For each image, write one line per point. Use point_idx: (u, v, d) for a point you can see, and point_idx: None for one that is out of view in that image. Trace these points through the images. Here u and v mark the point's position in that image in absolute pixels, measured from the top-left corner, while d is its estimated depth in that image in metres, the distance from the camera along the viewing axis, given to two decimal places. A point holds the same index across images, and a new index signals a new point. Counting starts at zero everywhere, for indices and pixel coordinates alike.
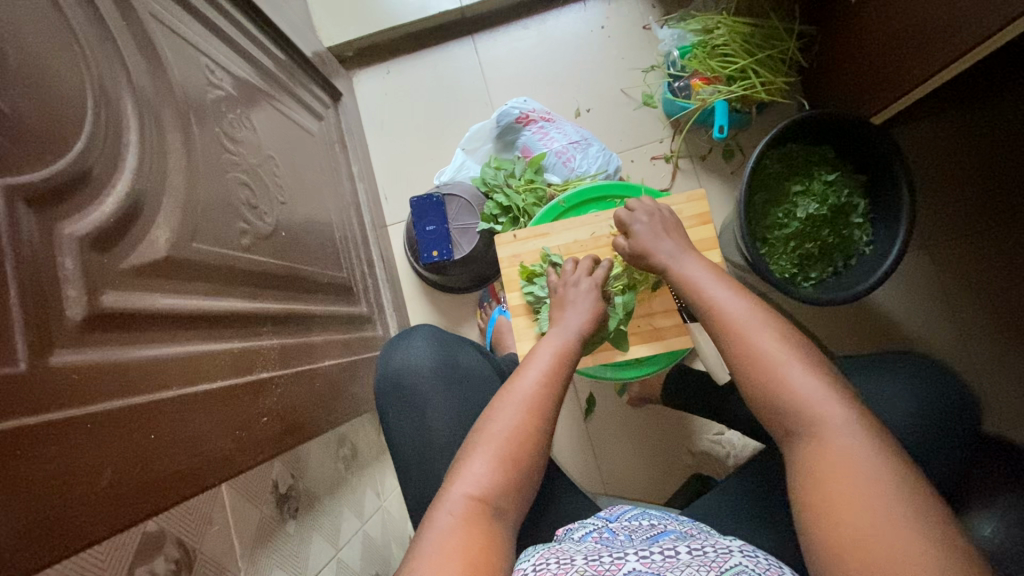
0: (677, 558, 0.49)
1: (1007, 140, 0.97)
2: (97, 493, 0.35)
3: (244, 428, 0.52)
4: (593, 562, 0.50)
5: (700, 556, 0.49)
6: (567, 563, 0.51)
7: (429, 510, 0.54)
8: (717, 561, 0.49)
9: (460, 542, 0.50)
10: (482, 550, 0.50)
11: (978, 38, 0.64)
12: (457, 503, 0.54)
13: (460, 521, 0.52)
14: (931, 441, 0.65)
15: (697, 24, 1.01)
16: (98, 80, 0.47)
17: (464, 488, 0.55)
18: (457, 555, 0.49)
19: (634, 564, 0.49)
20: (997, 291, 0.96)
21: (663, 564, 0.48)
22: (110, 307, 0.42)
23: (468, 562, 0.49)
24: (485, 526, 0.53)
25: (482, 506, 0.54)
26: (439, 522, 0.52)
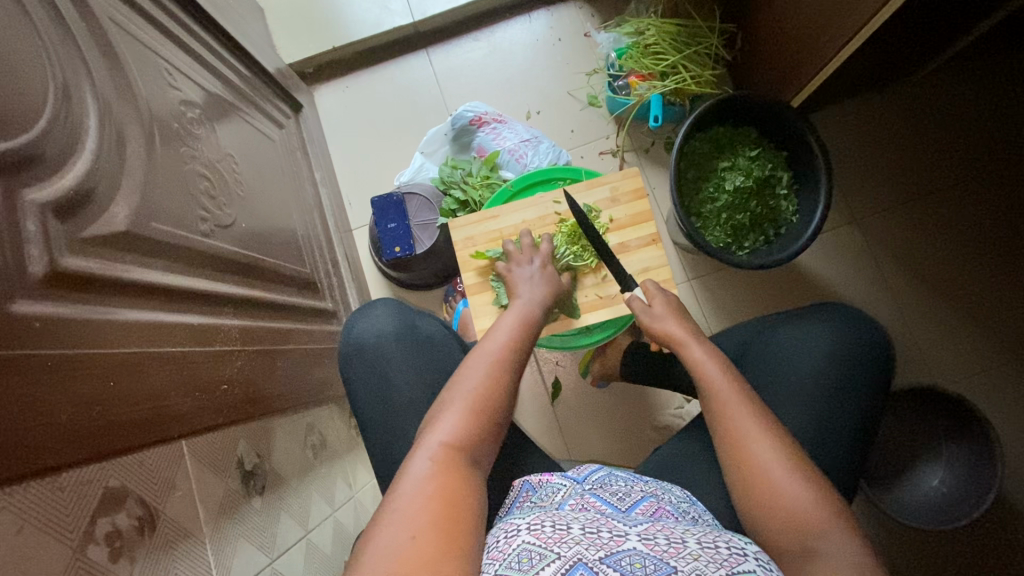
0: (683, 546, 0.50)
1: (913, 120, 1.07)
2: (55, 425, 0.39)
3: (202, 391, 0.55)
4: (591, 534, 0.52)
5: (711, 551, 0.50)
6: (563, 529, 0.53)
7: (407, 459, 0.57)
8: (728, 559, 0.49)
9: (439, 485, 0.53)
10: (462, 494, 0.53)
11: (864, 18, 0.73)
12: (433, 451, 0.56)
13: (439, 468, 0.55)
14: (847, 379, 0.73)
15: (630, 27, 1.11)
16: (61, 72, 0.52)
17: (439, 437, 0.58)
18: (439, 497, 0.52)
19: (635, 543, 0.51)
20: (919, 255, 1.05)
21: (668, 550, 0.50)
22: (71, 267, 0.45)
23: (446, 500, 0.52)
24: (459, 471, 0.55)
25: (456, 452, 0.57)
26: (419, 470, 0.55)
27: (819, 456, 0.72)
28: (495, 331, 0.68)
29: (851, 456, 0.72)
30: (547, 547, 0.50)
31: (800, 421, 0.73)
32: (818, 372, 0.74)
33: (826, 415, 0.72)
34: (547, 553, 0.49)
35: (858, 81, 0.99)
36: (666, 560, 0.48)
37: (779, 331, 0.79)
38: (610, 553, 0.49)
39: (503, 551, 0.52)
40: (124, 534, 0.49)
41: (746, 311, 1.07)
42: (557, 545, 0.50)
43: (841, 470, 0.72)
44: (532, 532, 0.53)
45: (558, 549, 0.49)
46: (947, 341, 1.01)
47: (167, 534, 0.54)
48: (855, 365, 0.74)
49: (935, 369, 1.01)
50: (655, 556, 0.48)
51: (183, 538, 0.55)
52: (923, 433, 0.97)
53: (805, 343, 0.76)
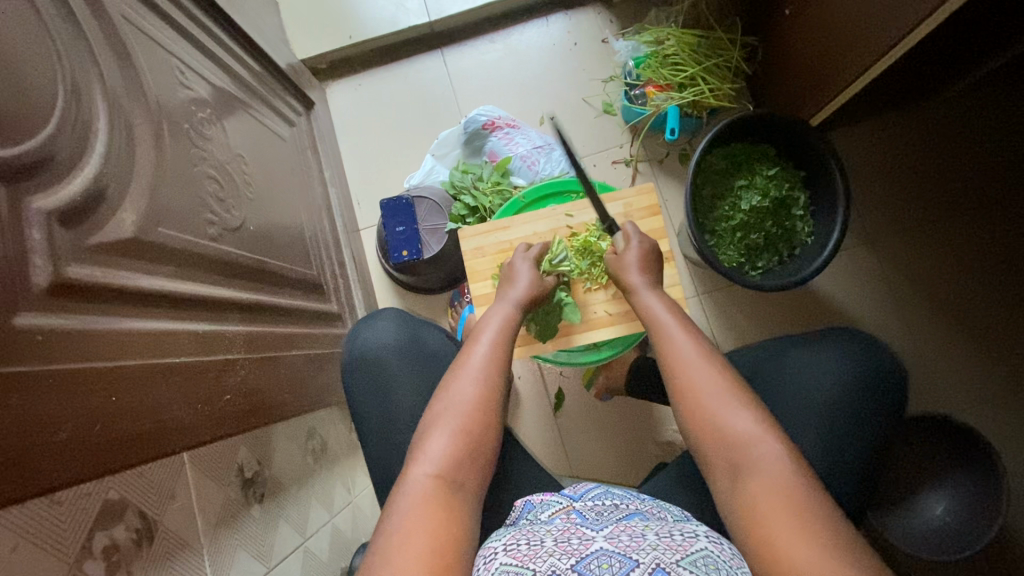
0: (643, 539, 0.50)
1: (934, 142, 1.05)
2: (56, 443, 0.38)
3: (204, 402, 0.54)
4: (562, 543, 0.51)
5: (667, 539, 0.50)
6: (537, 544, 0.51)
7: (391, 495, 0.56)
8: (682, 544, 0.50)
9: (425, 519, 0.52)
10: (447, 522, 0.52)
11: (891, 42, 0.71)
12: (418, 484, 0.55)
13: (425, 498, 0.54)
14: (859, 409, 0.72)
15: (650, 36, 1.09)
16: (71, 73, 0.50)
17: (424, 468, 0.57)
18: (426, 528, 0.51)
19: (600, 543, 0.50)
20: (936, 281, 1.03)
21: (630, 545, 0.49)
22: (73, 277, 0.44)
23: (433, 532, 0.51)
24: (447, 500, 0.55)
25: (443, 482, 0.56)
26: (403, 502, 0.54)
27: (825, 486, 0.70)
28: (479, 345, 0.67)
29: (856, 487, 0.71)
30: (523, 564, 0.49)
31: (808, 449, 0.72)
32: (830, 401, 0.73)
33: (835, 445, 0.71)
34: (524, 570, 0.48)
35: (881, 100, 0.97)
36: (629, 555, 0.47)
37: (793, 354, 0.77)
38: (580, 559, 0.48)
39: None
40: (121, 547, 0.49)
41: (756, 329, 1.06)
42: (532, 561, 0.49)
43: (846, 500, 0.71)
44: (508, 553, 0.51)
45: (533, 565, 0.48)
46: (959, 368, 1.00)
47: (165, 546, 0.53)
48: (868, 396, 0.73)
49: (945, 396, 0.99)
50: (619, 553, 0.48)
51: (181, 549, 0.55)
52: (929, 459, 0.96)
53: (819, 370, 0.74)
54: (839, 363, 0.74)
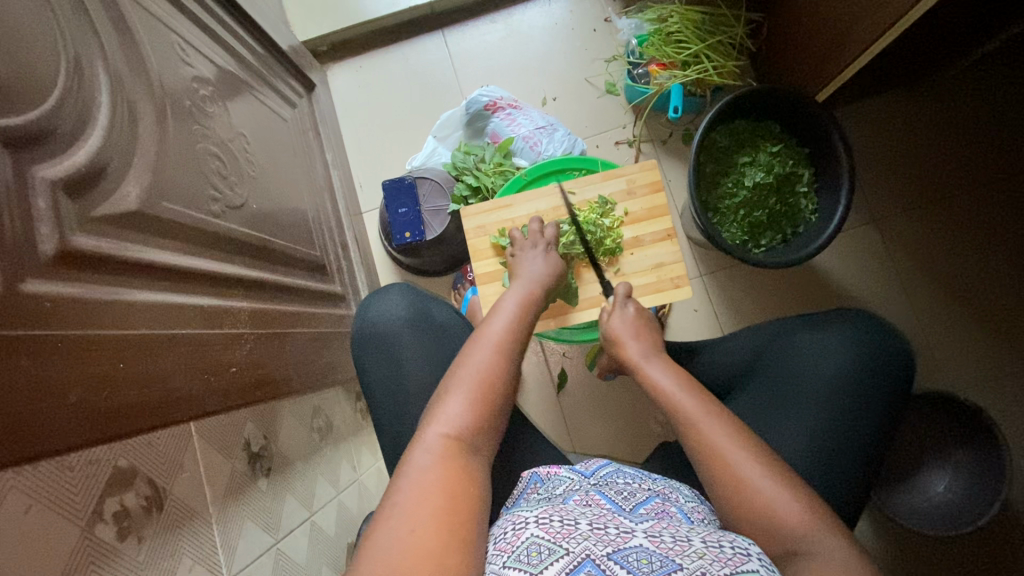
0: (688, 545, 0.49)
1: (940, 119, 1.04)
2: (66, 406, 0.39)
3: (211, 373, 0.55)
4: (598, 529, 0.51)
5: (715, 549, 0.49)
6: (571, 524, 0.51)
7: (408, 452, 0.56)
8: (732, 558, 0.48)
9: (439, 475, 0.53)
10: (459, 481, 0.53)
11: (893, 17, 0.71)
12: (433, 442, 0.56)
13: (438, 457, 0.54)
14: (862, 387, 0.73)
15: (653, 14, 1.09)
16: (71, 44, 0.50)
17: (440, 428, 0.57)
18: (438, 486, 0.52)
19: (641, 540, 0.49)
20: (942, 259, 1.02)
21: (673, 548, 0.48)
22: (80, 248, 0.45)
23: (447, 492, 0.51)
24: (460, 462, 0.55)
25: (456, 444, 0.56)
26: (417, 460, 0.54)
27: (830, 463, 0.70)
28: (497, 317, 0.68)
29: (861, 465, 0.71)
30: (556, 541, 0.49)
31: (813, 422, 0.72)
32: (834, 378, 0.73)
33: (840, 422, 0.72)
34: (556, 547, 0.48)
35: (888, 76, 0.96)
36: (671, 557, 0.47)
37: (798, 337, 0.78)
38: (617, 550, 0.48)
39: (511, 543, 0.51)
40: (132, 513, 0.50)
41: (759, 309, 1.06)
42: (565, 539, 0.49)
43: (851, 477, 0.71)
44: (539, 524, 0.52)
45: (567, 544, 0.48)
46: (962, 347, 1.00)
47: (174, 514, 0.54)
48: (873, 377, 0.73)
49: (948, 375, 0.99)
50: (660, 554, 0.47)
51: (190, 517, 0.56)
52: (926, 435, 0.96)
53: (823, 351, 0.75)
54: (842, 343, 0.75)
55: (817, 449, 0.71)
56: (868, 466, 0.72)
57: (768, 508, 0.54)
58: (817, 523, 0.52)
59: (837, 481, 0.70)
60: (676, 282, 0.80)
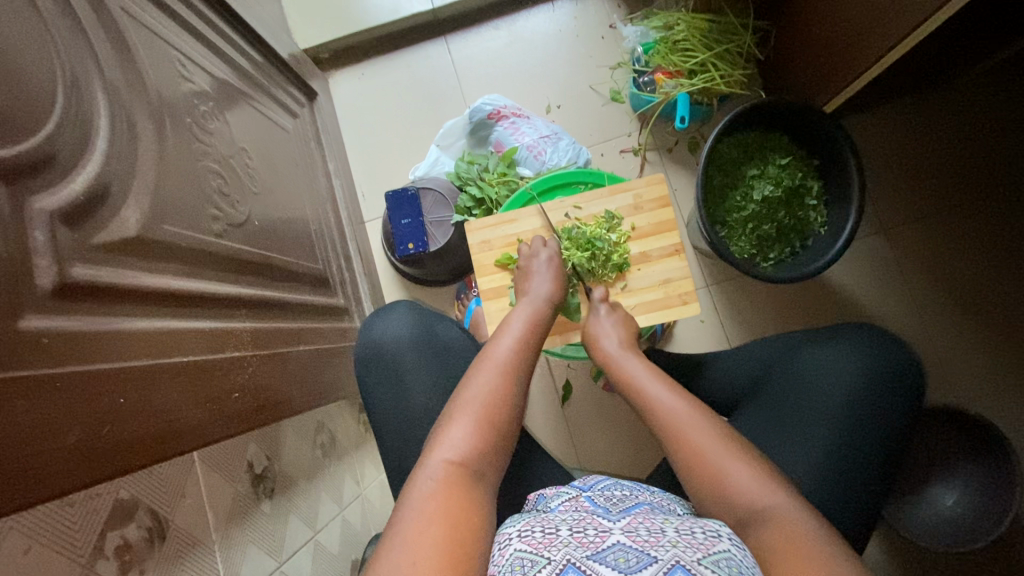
0: (663, 535, 0.48)
1: (950, 128, 1.03)
2: (63, 447, 0.38)
3: (214, 400, 0.54)
4: (578, 534, 0.49)
5: (688, 536, 0.48)
6: (552, 532, 0.50)
7: (410, 479, 0.55)
8: (704, 543, 0.47)
9: (442, 504, 0.51)
10: (462, 509, 0.51)
11: (905, 30, 0.70)
12: (437, 469, 0.55)
13: (441, 485, 0.53)
14: (875, 406, 0.72)
15: (658, 21, 1.07)
16: (68, 67, 0.49)
17: (444, 454, 0.56)
18: (441, 516, 0.50)
19: (619, 537, 0.48)
20: (953, 270, 1.01)
21: (649, 540, 0.47)
22: (80, 279, 0.44)
23: (449, 520, 0.50)
24: (464, 488, 0.54)
25: (460, 470, 0.55)
26: (421, 488, 0.53)
27: (841, 483, 0.69)
28: (502, 336, 0.67)
29: (873, 484, 0.70)
30: (538, 551, 0.47)
31: (824, 441, 0.71)
32: (846, 397, 0.72)
33: (851, 440, 0.70)
34: (539, 558, 0.47)
35: (897, 84, 0.94)
36: (647, 551, 0.45)
37: (807, 351, 0.77)
38: (597, 551, 0.46)
39: (496, 563, 0.49)
40: (133, 545, 0.49)
41: (766, 320, 1.05)
42: (547, 548, 0.47)
43: (861, 497, 0.70)
44: (521, 538, 0.50)
45: (548, 553, 0.47)
46: (972, 360, 0.98)
47: (178, 543, 0.53)
48: (885, 393, 0.72)
49: (957, 389, 0.98)
50: (637, 548, 0.46)
51: (194, 546, 0.55)
52: (933, 450, 0.95)
53: (832, 368, 0.74)
54: (852, 359, 0.74)
55: (826, 469, 0.69)
56: (880, 486, 0.70)
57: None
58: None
59: (847, 501, 0.69)
60: (684, 298, 0.78)
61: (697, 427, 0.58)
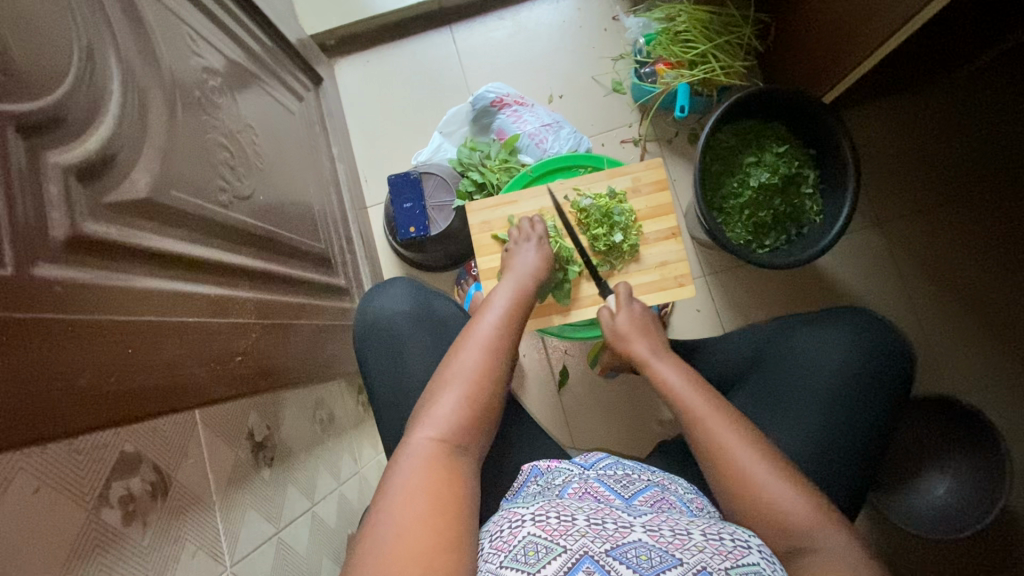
0: (688, 538, 0.49)
1: (946, 123, 1.04)
2: (74, 388, 0.39)
3: (218, 362, 0.56)
4: (596, 525, 0.50)
5: (715, 542, 0.49)
6: (569, 520, 0.51)
7: (395, 456, 0.56)
8: (733, 552, 0.48)
9: (425, 479, 0.52)
10: (446, 484, 0.53)
11: (901, 21, 0.71)
12: (420, 446, 0.56)
13: (424, 462, 0.54)
14: (864, 383, 0.73)
15: (660, 13, 1.09)
16: (85, 32, 0.51)
17: (428, 432, 0.57)
18: (423, 491, 0.51)
19: (640, 534, 0.49)
20: (947, 263, 1.02)
21: (672, 542, 0.48)
22: (92, 234, 0.45)
23: (432, 495, 0.51)
24: (447, 463, 0.55)
25: (443, 446, 0.56)
26: (403, 466, 0.54)
27: (831, 460, 0.71)
28: (488, 313, 0.68)
29: (860, 463, 0.71)
30: (553, 539, 0.49)
31: (815, 419, 0.72)
32: (836, 375, 0.73)
33: (839, 419, 0.72)
34: (553, 546, 0.48)
35: (895, 78, 0.95)
36: (671, 552, 0.47)
37: (799, 332, 0.78)
38: (616, 545, 0.48)
39: (508, 542, 0.51)
40: (137, 498, 0.50)
41: (761, 310, 1.06)
42: (562, 537, 0.49)
43: (849, 476, 0.71)
44: (537, 523, 0.51)
45: (564, 543, 0.48)
46: (964, 352, 1.00)
47: (179, 499, 0.55)
48: (875, 371, 0.74)
49: (948, 380, 0.99)
50: (660, 549, 0.47)
51: (194, 504, 0.56)
52: (924, 438, 0.96)
53: (822, 348, 0.76)
54: (842, 339, 0.75)
55: (816, 446, 0.71)
56: (869, 463, 0.72)
57: (766, 503, 0.54)
58: (815, 517, 0.53)
59: (837, 478, 0.71)
60: (680, 280, 0.80)
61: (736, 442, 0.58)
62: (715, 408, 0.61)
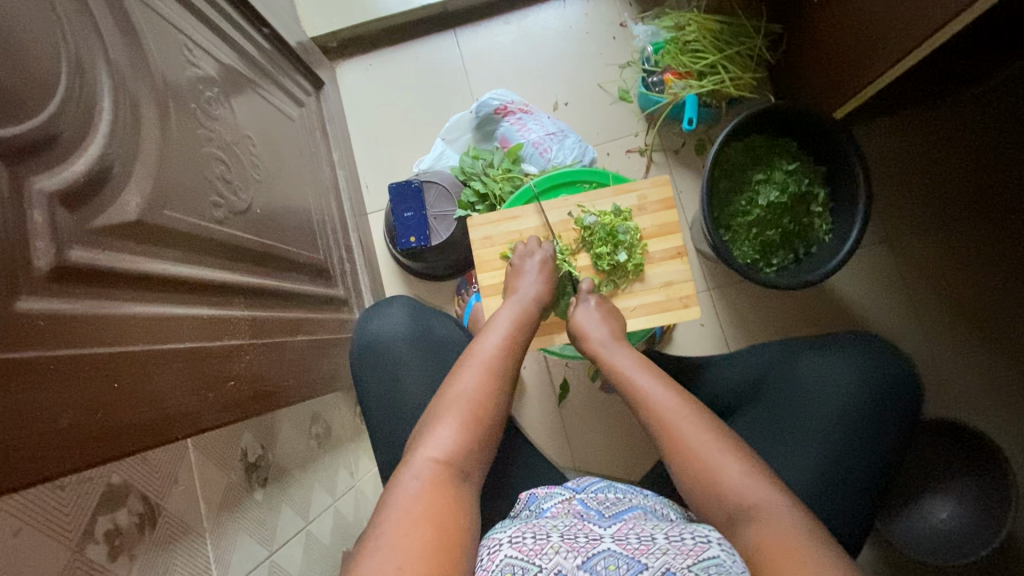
0: (653, 542, 0.48)
1: (961, 139, 1.02)
2: (57, 431, 0.38)
3: (210, 388, 0.54)
4: (568, 539, 0.49)
5: (677, 541, 0.48)
6: (543, 538, 0.50)
7: (396, 476, 0.55)
8: (694, 548, 0.47)
9: (426, 504, 0.51)
10: (449, 511, 0.51)
11: (917, 40, 0.69)
12: (422, 467, 0.55)
13: (427, 485, 0.53)
14: (871, 412, 0.71)
15: (669, 21, 1.07)
16: (74, 48, 0.49)
17: (431, 453, 0.56)
18: (426, 517, 0.50)
19: (610, 544, 0.48)
20: (957, 283, 1.00)
21: (639, 548, 0.47)
22: (76, 262, 0.44)
23: (435, 524, 0.49)
24: (450, 487, 0.54)
25: (447, 469, 0.55)
26: (406, 487, 0.53)
27: (836, 490, 0.69)
28: (490, 334, 0.67)
29: (866, 493, 0.70)
30: (529, 558, 0.47)
31: (821, 448, 0.70)
32: (842, 402, 0.72)
33: (845, 448, 0.70)
34: (530, 565, 0.46)
35: (910, 93, 0.93)
36: (637, 558, 0.46)
37: (804, 357, 0.77)
38: (587, 558, 0.46)
39: (487, 567, 0.49)
40: (124, 530, 0.49)
41: (766, 326, 1.04)
42: (538, 556, 0.47)
43: (854, 506, 0.69)
44: (512, 543, 0.50)
45: (538, 560, 0.46)
46: (972, 374, 0.98)
47: (168, 529, 0.53)
48: (881, 399, 0.72)
49: (955, 402, 0.98)
50: (627, 557, 0.46)
51: (184, 533, 0.55)
52: (930, 462, 0.95)
53: (827, 374, 0.74)
54: (846, 364, 0.73)
55: (822, 476, 0.69)
56: (874, 493, 0.70)
57: None
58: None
59: (843, 509, 0.69)
60: (685, 301, 0.78)
61: (709, 447, 0.56)
62: (688, 408, 0.60)
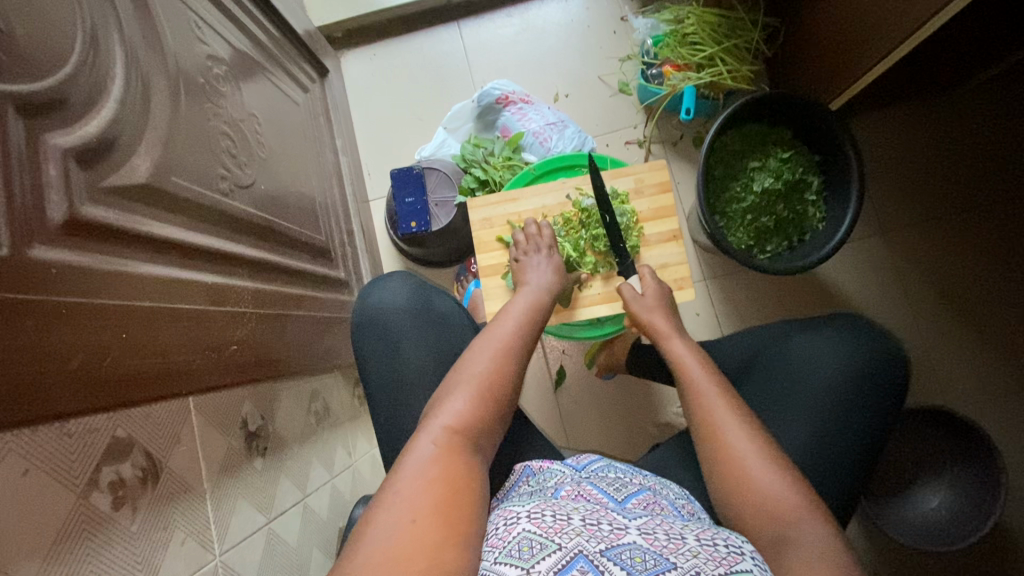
0: (682, 543, 0.49)
1: (953, 134, 1.04)
2: (67, 370, 0.39)
3: (213, 349, 0.56)
4: (591, 525, 0.50)
5: (710, 548, 0.49)
6: (564, 519, 0.51)
7: (411, 441, 0.55)
8: (727, 557, 0.48)
9: (442, 469, 0.51)
10: (464, 478, 0.52)
11: (908, 30, 0.71)
12: (438, 433, 0.55)
13: (443, 451, 0.53)
14: (858, 389, 0.73)
15: (669, 14, 1.08)
16: (89, 16, 0.51)
17: (444, 421, 0.56)
18: (441, 480, 0.50)
19: (635, 537, 0.49)
20: (948, 274, 1.02)
21: (667, 546, 0.48)
22: (88, 217, 0.45)
23: (449, 486, 0.50)
24: (462, 457, 0.54)
25: (460, 438, 0.55)
26: (422, 451, 0.53)
27: (825, 468, 0.70)
28: (505, 320, 0.68)
29: (856, 471, 0.71)
30: (549, 536, 0.49)
31: (809, 426, 0.72)
32: (829, 380, 0.73)
33: (833, 426, 0.72)
34: (548, 542, 0.48)
35: None
36: (666, 556, 0.47)
37: (795, 338, 0.78)
38: (611, 546, 0.47)
39: (502, 538, 0.50)
40: (127, 482, 0.50)
41: (760, 315, 1.06)
42: (557, 535, 0.48)
43: (843, 484, 0.71)
44: (531, 520, 0.51)
45: (559, 540, 0.48)
46: (962, 364, 0.99)
47: (169, 486, 0.54)
48: (868, 377, 0.73)
49: (945, 392, 0.99)
50: (654, 552, 0.47)
51: (185, 491, 0.56)
52: (920, 452, 0.96)
53: (815, 354, 0.75)
54: (832, 343, 0.75)
55: (811, 454, 0.71)
56: (863, 471, 0.72)
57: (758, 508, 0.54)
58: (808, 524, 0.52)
59: (832, 485, 0.70)
60: (680, 283, 0.80)
61: (737, 429, 0.58)
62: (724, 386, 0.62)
